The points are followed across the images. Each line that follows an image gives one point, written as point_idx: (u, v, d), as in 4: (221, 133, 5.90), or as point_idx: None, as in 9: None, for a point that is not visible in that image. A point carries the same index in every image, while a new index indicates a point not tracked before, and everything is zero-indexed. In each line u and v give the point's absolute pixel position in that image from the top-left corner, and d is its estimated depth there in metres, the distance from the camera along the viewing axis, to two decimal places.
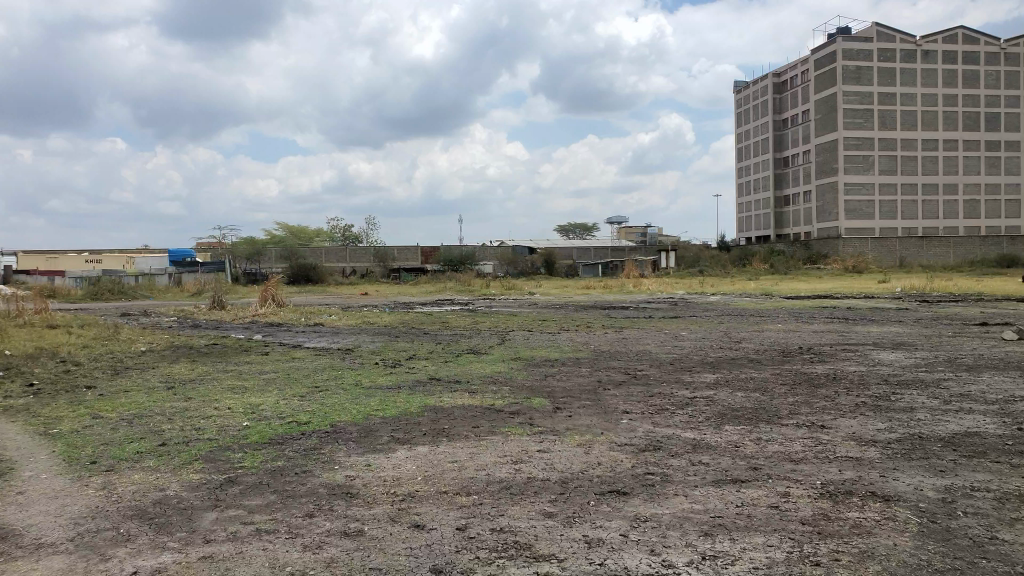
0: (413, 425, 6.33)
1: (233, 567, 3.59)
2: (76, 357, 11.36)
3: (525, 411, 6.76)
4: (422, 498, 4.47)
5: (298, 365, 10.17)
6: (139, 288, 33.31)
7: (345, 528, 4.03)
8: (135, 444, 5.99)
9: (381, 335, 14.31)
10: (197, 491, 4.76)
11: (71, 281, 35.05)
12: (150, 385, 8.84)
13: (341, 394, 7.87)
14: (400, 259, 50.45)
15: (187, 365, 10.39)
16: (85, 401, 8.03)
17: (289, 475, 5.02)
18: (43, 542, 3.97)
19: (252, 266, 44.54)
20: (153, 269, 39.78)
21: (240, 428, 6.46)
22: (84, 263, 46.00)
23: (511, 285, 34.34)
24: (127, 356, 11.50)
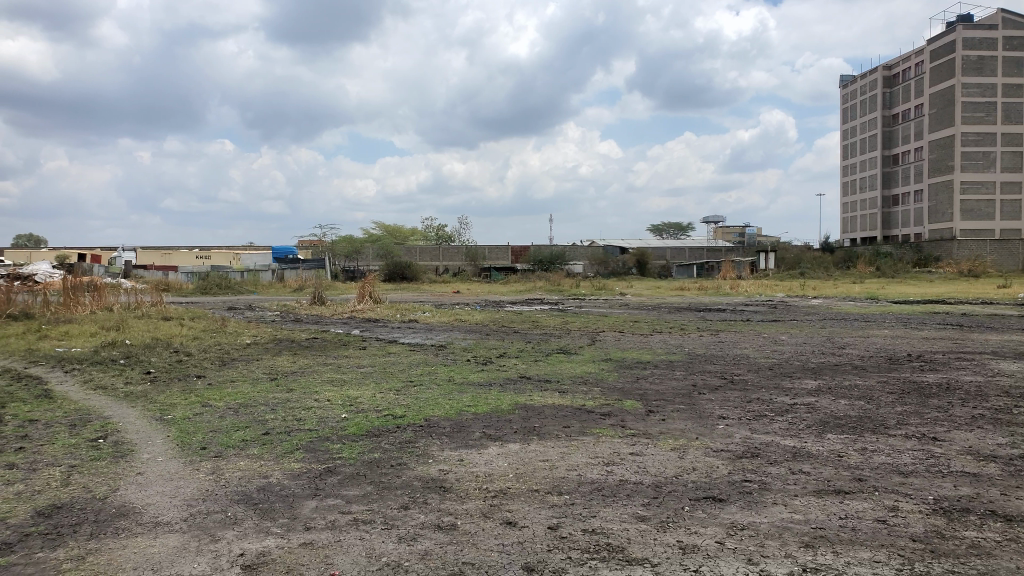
0: (505, 423, 6.37)
1: (332, 554, 3.71)
2: (187, 348, 12.00)
3: (617, 413, 6.69)
4: (514, 496, 4.49)
5: (393, 360, 10.42)
6: (245, 283, 34.92)
7: (438, 522, 4.10)
8: (241, 432, 6.28)
9: (473, 333, 14.47)
10: (299, 480, 4.95)
11: (183, 276, 37.09)
12: (254, 376, 9.25)
13: (434, 389, 8.02)
14: (492, 258, 50.98)
15: (290, 358, 10.84)
16: (196, 389, 8.48)
17: (384, 467, 5.14)
18: (160, 521, 4.22)
19: (350, 263, 45.93)
20: (258, 266, 41.73)
21: (339, 420, 6.66)
22: (195, 260, 48.59)
23: (603, 285, 34.13)
24: (233, 348, 12.07)
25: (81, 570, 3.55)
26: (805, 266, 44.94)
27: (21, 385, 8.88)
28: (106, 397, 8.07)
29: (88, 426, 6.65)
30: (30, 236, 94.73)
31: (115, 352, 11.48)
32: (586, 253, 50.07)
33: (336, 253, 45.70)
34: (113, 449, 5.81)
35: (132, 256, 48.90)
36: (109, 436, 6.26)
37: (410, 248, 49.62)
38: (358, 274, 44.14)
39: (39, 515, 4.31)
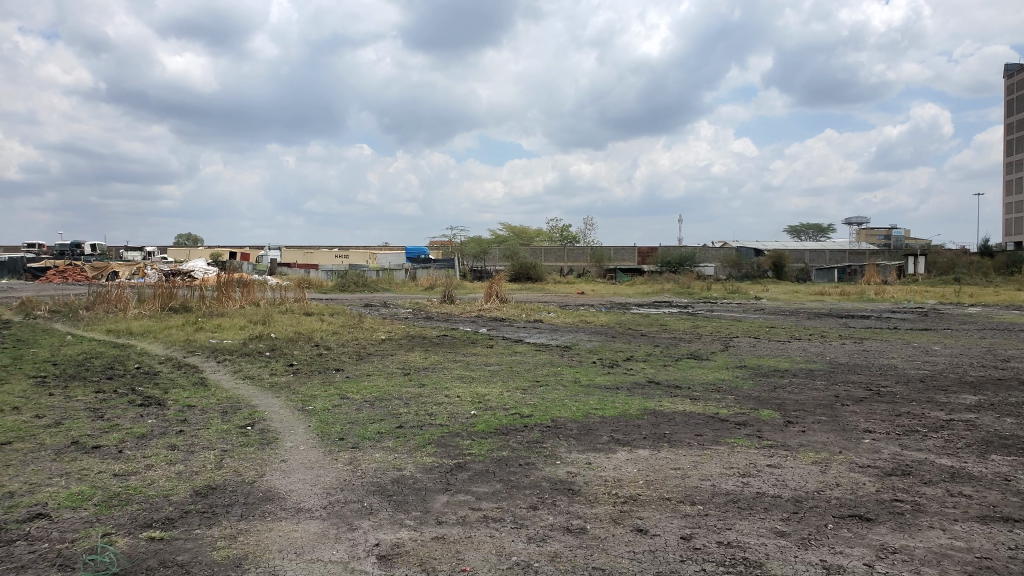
0: (633, 428, 6.26)
1: (463, 550, 3.76)
2: (327, 342, 12.64)
3: (753, 422, 6.42)
4: (645, 503, 4.39)
5: (521, 359, 10.49)
6: (379, 281, 36.37)
7: (568, 524, 4.07)
8: (377, 425, 6.51)
9: (600, 335, 14.33)
10: (431, 473, 5.06)
11: (323, 274, 39.12)
12: (388, 371, 9.59)
13: (561, 390, 8.02)
14: (619, 260, 50.42)
15: (421, 354, 11.17)
16: (335, 381, 8.90)
17: (513, 466, 5.18)
18: (302, 507, 4.43)
19: (478, 263, 46.87)
20: (392, 265, 43.38)
21: (468, 416, 6.78)
22: (333, 258, 51.15)
23: (735, 288, 33.02)
24: (369, 343, 12.59)
25: (233, 549, 3.78)
26: (961, 271, 41.59)
27: (180, 372, 9.63)
28: (254, 386, 8.61)
29: (238, 414, 7.10)
30: (189, 236, 102.67)
31: (262, 345, 12.25)
32: (718, 254, 48.60)
33: (464, 252, 46.68)
34: (260, 436, 6.17)
35: (278, 254, 52.06)
36: (256, 423, 6.66)
37: (535, 248, 49.94)
38: (485, 274, 44.89)
39: (197, 494, 4.64)
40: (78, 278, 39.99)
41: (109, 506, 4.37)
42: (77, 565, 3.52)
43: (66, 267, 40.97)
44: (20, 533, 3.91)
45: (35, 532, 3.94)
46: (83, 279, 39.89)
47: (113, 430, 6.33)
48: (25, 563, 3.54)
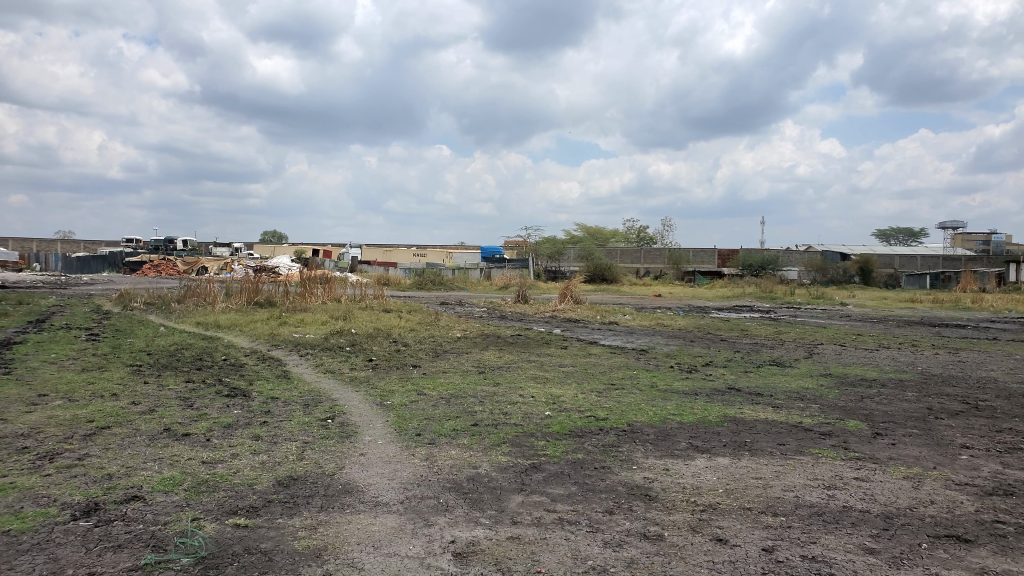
0: (713, 434, 6.12)
1: (539, 551, 3.74)
2: (404, 339, 12.85)
3: (839, 433, 6.19)
4: (724, 512, 4.28)
5: (596, 361, 10.41)
6: (456, 280, 36.77)
7: (645, 531, 4.00)
8: (453, 421, 6.57)
9: (677, 339, 14.07)
10: (506, 473, 5.07)
11: (401, 272, 39.86)
12: (463, 368, 9.69)
13: (638, 394, 7.92)
14: (698, 262, 49.41)
15: (496, 353, 11.23)
16: (412, 377, 9.05)
17: (588, 469, 5.13)
18: (380, 501, 4.50)
19: (553, 264, 46.80)
20: (467, 264, 43.73)
21: (543, 416, 6.77)
22: (411, 256, 52.02)
23: (819, 293, 31.96)
24: (445, 341, 12.75)
25: (313, 539, 3.87)
26: None
27: (265, 365, 9.96)
28: (334, 380, 8.84)
29: (319, 407, 7.29)
30: (274, 232, 106.05)
31: (342, 340, 12.55)
32: (802, 259, 47.15)
33: (539, 253, 46.67)
34: (340, 430, 6.30)
35: (358, 252, 53.32)
36: (336, 417, 6.82)
37: (612, 249, 49.43)
38: (560, 275, 44.82)
39: (279, 484, 4.77)
40: (171, 272, 41.92)
41: (198, 492, 4.55)
42: (169, 547, 3.67)
43: (161, 261, 43.02)
44: (117, 514, 4.10)
45: (131, 514, 4.12)
46: (176, 274, 41.81)
47: (202, 419, 6.59)
48: (122, 543, 3.71)
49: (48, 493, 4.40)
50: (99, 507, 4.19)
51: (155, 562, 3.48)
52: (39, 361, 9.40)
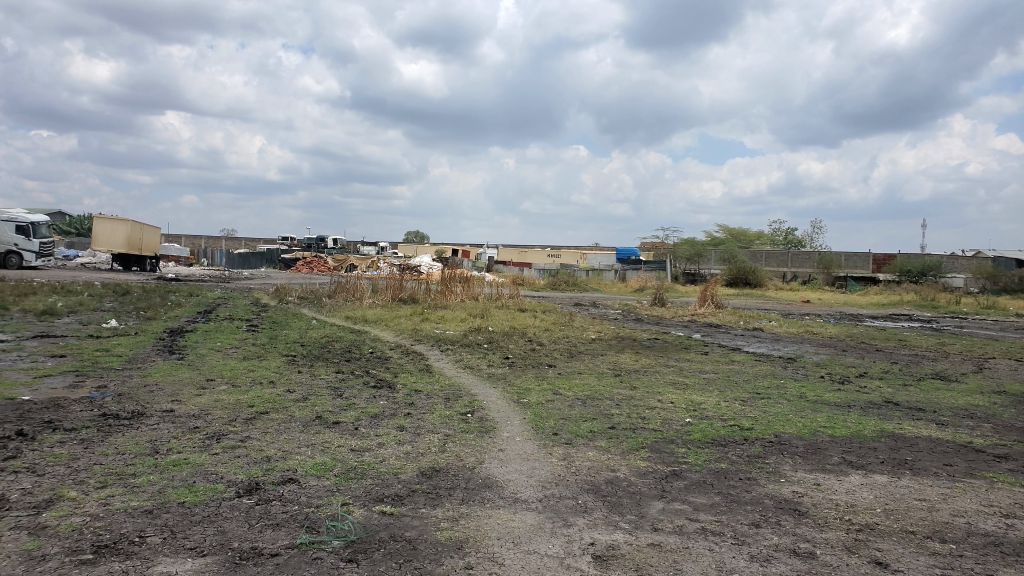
0: (868, 450, 5.73)
1: (681, 560, 3.63)
2: (540, 339, 12.93)
3: (1017, 457, 5.61)
4: (883, 534, 3.98)
5: (738, 369, 10.00)
6: (592, 282, 36.66)
7: (795, 547, 3.80)
8: (590, 423, 6.52)
9: (828, 348, 13.30)
10: (646, 478, 4.96)
11: (537, 272, 40.19)
12: (600, 370, 9.61)
13: (785, 404, 7.55)
14: (850, 267, 46.58)
15: (633, 356, 11.08)
16: (548, 376, 9.09)
17: (733, 479, 4.93)
18: (519, 498, 4.53)
19: (693, 266, 45.64)
20: (603, 266, 43.42)
21: (683, 423, 6.59)
22: (548, 256, 52.36)
23: (990, 302, 29.25)
24: (581, 342, 12.71)
25: (455, 531, 3.94)
26: None
27: (408, 358, 10.33)
28: (473, 376, 9.03)
29: (458, 401, 7.46)
30: (416, 233, 109.80)
31: (480, 337, 12.79)
32: (970, 266, 43.39)
33: (678, 255, 45.62)
34: (479, 424, 6.41)
35: (496, 253, 54.30)
36: (476, 411, 6.95)
37: (755, 252, 47.45)
38: (700, 278, 43.62)
39: (422, 475, 4.91)
40: (322, 268, 44.41)
41: (347, 478, 4.76)
42: (322, 528, 3.86)
43: (313, 258, 45.64)
44: (275, 494, 4.36)
45: (287, 495, 4.37)
46: (326, 270, 44.24)
47: (351, 408, 6.91)
48: (280, 522, 3.94)
49: (216, 470, 4.75)
50: (260, 487, 4.47)
51: (309, 542, 3.67)
52: (208, 348, 10.22)
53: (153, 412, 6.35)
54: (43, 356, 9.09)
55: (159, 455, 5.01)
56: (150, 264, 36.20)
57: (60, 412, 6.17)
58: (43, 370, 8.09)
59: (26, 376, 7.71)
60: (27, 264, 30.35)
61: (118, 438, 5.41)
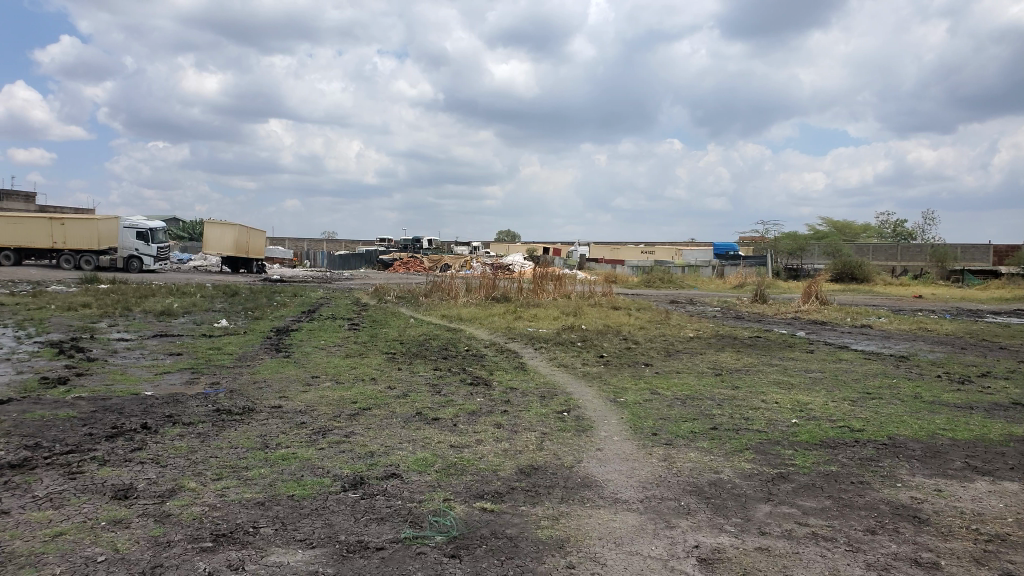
0: (995, 455, 5.34)
1: (792, 566, 3.48)
2: (636, 337, 12.76)
3: None
4: (1015, 546, 3.70)
5: (846, 368, 9.55)
6: (687, 279, 35.92)
7: (916, 556, 3.58)
8: (690, 423, 6.37)
9: (945, 345, 12.53)
10: (751, 481, 4.80)
11: (631, 269, 39.70)
12: (699, 369, 9.39)
13: (899, 405, 7.15)
14: (967, 261, 43.82)
15: (733, 354, 10.77)
16: (645, 375, 8.95)
17: (845, 483, 4.70)
18: (620, 498, 4.46)
19: (794, 261, 44.03)
20: (699, 262, 42.50)
21: (789, 424, 6.34)
22: (641, 253, 51.66)
23: None
24: (678, 340, 12.45)
25: (555, 530, 3.92)
26: None
27: (503, 356, 10.40)
28: (569, 374, 8.99)
29: (555, 399, 7.44)
30: (509, 232, 110.40)
31: (574, 335, 12.74)
32: None
33: (778, 250, 44.12)
34: (576, 423, 6.37)
35: (589, 250, 54.00)
36: (572, 410, 6.91)
37: (861, 246, 45.31)
38: (801, 274, 42.02)
39: (521, 472, 4.91)
40: (418, 268, 45.35)
41: (448, 474, 4.82)
42: (424, 524, 3.91)
43: (409, 259, 46.66)
44: (379, 489, 4.46)
45: (390, 489, 4.47)
46: (422, 270, 45.14)
47: (449, 405, 7.01)
48: (384, 516, 4.02)
49: (322, 464, 4.91)
50: (364, 481, 4.59)
51: (413, 537, 3.73)
52: (312, 346, 10.60)
53: (263, 407, 6.63)
54: (163, 354, 9.66)
55: (269, 449, 5.22)
56: (257, 266, 37.91)
57: (179, 406, 6.54)
58: (163, 367, 8.58)
59: (148, 373, 8.20)
60: (146, 268, 32.48)
61: (232, 432, 5.67)
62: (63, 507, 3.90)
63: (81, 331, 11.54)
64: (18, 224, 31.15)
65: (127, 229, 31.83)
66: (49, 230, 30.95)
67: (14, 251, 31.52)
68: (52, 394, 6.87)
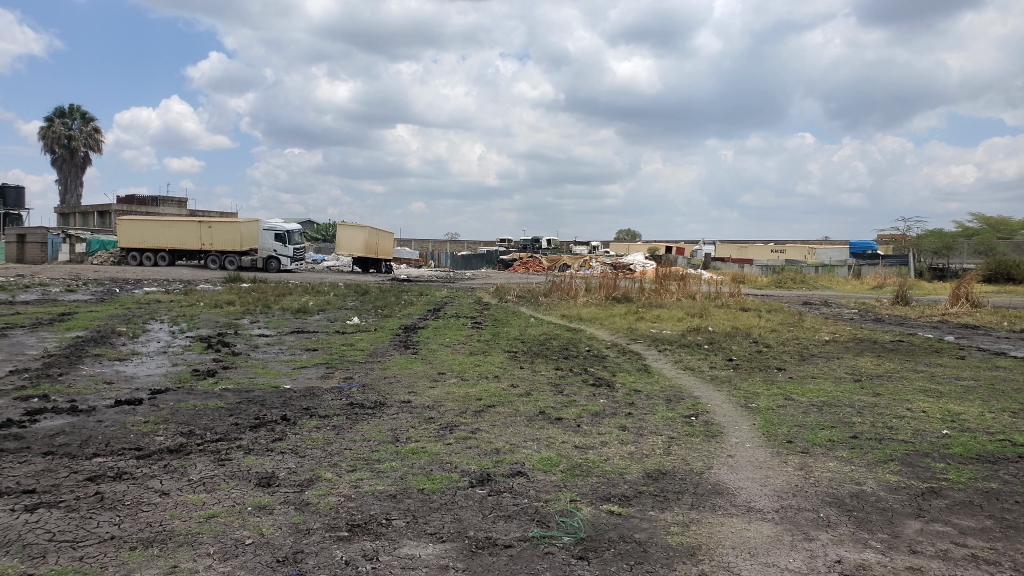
0: None
1: None
2: (766, 340, 12.27)
3: None
4: None
5: (1005, 376, 8.76)
6: (820, 279, 34.20)
7: None
8: (828, 431, 6.04)
9: None
10: (898, 495, 4.48)
11: (759, 269, 38.23)
12: (836, 375, 8.88)
13: None
14: None
15: (874, 360, 10.13)
16: (778, 380, 8.56)
17: (1008, 503, 4.30)
18: (753, 507, 4.28)
19: (940, 260, 41.00)
20: (834, 261, 40.39)
21: (939, 436, 5.88)
22: (770, 253, 49.67)
23: None
24: (812, 344, 11.86)
25: (686, 537, 3.81)
26: None
27: (627, 358, 10.26)
28: (695, 378, 8.74)
29: (682, 403, 7.25)
30: (629, 231, 108.99)
31: (700, 337, 12.38)
32: None
33: (922, 248, 41.25)
34: (705, 428, 6.18)
35: (714, 249, 52.48)
36: (700, 415, 6.70)
37: (1020, 244, 41.59)
38: (949, 274, 39.05)
39: (648, 476, 4.81)
40: (538, 268, 45.65)
41: (574, 475, 4.79)
42: (551, 524, 3.90)
43: (529, 259, 47.00)
44: (506, 486, 4.49)
45: (517, 487, 4.48)
46: (542, 270, 45.37)
47: (573, 405, 6.98)
48: (511, 514, 4.04)
49: (450, 460, 5.00)
50: (491, 478, 4.63)
51: (541, 536, 3.72)
52: (438, 343, 10.85)
53: (393, 402, 6.84)
54: (300, 349, 10.17)
55: (399, 443, 5.36)
56: (385, 266, 39.24)
57: (316, 400, 6.85)
58: (300, 362, 9.04)
59: (287, 367, 8.66)
60: (284, 268, 34.09)
61: (364, 426, 5.88)
62: (214, 491, 4.16)
63: (227, 327, 12.34)
64: (171, 227, 33.91)
65: (267, 231, 33.57)
66: (198, 233, 33.39)
67: (167, 252, 34.42)
68: (203, 385, 7.38)
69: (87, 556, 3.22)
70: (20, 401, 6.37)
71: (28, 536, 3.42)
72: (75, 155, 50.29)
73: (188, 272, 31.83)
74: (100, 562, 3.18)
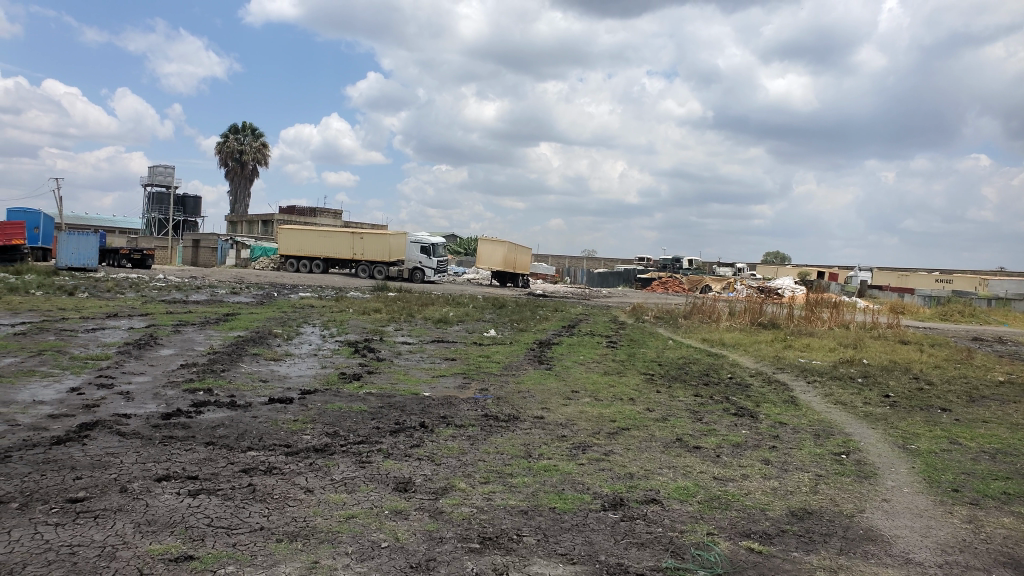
0: None
1: None
2: (928, 377, 11.31)
3: None
4: None
5: None
6: (992, 313, 31.28)
7: None
8: (1003, 483, 5.44)
9: None
10: None
11: (921, 299, 35.49)
12: (1013, 421, 8.01)
13: None
14: None
15: None
16: (942, 422, 7.83)
17: None
18: (912, 559, 3.91)
19: None
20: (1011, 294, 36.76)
21: None
22: (935, 282, 46.03)
23: None
24: (984, 384, 10.81)
25: None
26: None
27: (771, 387, 9.76)
28: (846, 413, 8.17)
29: (831, 439, 6.78)
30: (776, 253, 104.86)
31: (852, 370, 11.60)
32: None
33: None
34: (857, 468, 5.74)
35: (870, 276, 49.31)
36: (852, 453, 6.25)
37: None
38: None
39: (792, 515, 4.53)
40: (678, 289, 44.69)
41: (711, 507, 4.57)
42: (686, 556, 3.74)
43: (668, 279, 46.05)
44: (640, 513, 4.36)
45: (651, 515, 4.35)
46: (682, 291, 44.41)
47: (711, 434, 6.70)
48: (644, 541, 3.91)
49: (583, 480, 4.93)
50: (624, 503, 4.52)
51: (675, 567, 3.58)
52: (572, 360, 10.82)
53: (526, 417, 6.84)
54: (440, 358, 10.45)
55: (532, 459, 5.35)
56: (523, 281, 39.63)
57: (452, 409, 6.99)
58: (439, 371, 9.26)
59: (426, 375, 8.92)
60: (427, 280, 35.23)
61: (499, 439, 5.92)
62: (355, 492, 4.32)
63: (372, 333, 12.86)
64: (326, 237, 35.95)
65: (413, 244, 34.89)
66: (351, 243, 35.24)
67: (322, 261, 36.56)
68: (348, 388, 7.71)
69: (239, 544, 3.42)
70: (188, 392, 6.94)
71: (190, 519, 3.68)
72: (245, 167, 54.42)
73: (340, 279, 33.59)
74: (250, 550, 3.36)
